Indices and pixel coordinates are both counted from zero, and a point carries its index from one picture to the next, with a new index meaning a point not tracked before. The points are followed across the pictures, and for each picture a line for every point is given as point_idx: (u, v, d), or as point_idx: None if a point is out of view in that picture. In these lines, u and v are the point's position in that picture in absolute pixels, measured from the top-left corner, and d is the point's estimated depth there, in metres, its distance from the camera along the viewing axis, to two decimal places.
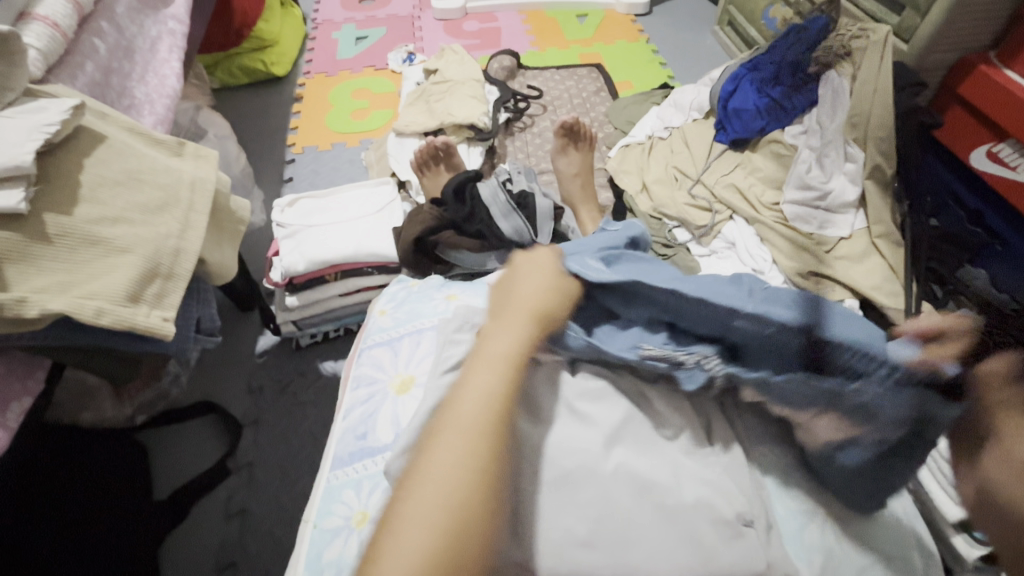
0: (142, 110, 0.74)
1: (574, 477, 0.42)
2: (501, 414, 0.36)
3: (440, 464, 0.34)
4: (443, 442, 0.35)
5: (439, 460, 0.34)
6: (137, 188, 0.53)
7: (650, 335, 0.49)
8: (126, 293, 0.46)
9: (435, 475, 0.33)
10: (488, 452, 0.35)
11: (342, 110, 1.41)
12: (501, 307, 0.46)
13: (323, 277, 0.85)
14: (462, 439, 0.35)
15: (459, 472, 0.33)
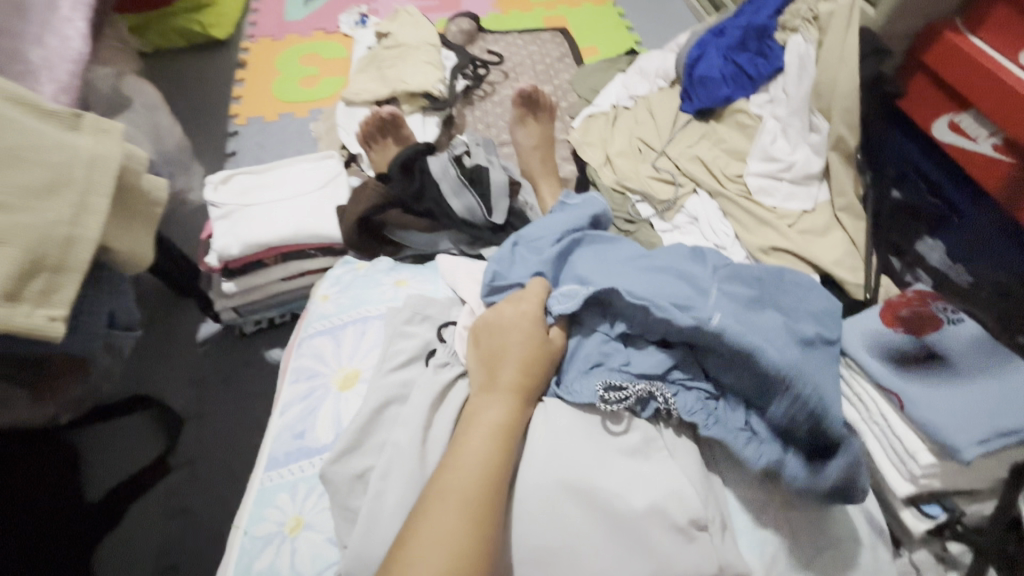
0: (40, 77, 0.66)
1: (546, 505, 0.43)
2: (497, 476, 0.40)
3: (437, 525, 0.37)
4: (439, 511, 0.38)
5: (436, 520, 0.37)
6: (20, 168, 0.47)
7: (611, 353, 0.51)
8: (1, 290, 0.41)
9: (433, 533, 0.37)
10: (479, 512, 0.38)
11: (289, 77, 1.31)
12: (490, 369, 0.48)
13: (262, 261, 0.79)
14: (455, 501, 0.38)
15: (455, 534, 0.36)
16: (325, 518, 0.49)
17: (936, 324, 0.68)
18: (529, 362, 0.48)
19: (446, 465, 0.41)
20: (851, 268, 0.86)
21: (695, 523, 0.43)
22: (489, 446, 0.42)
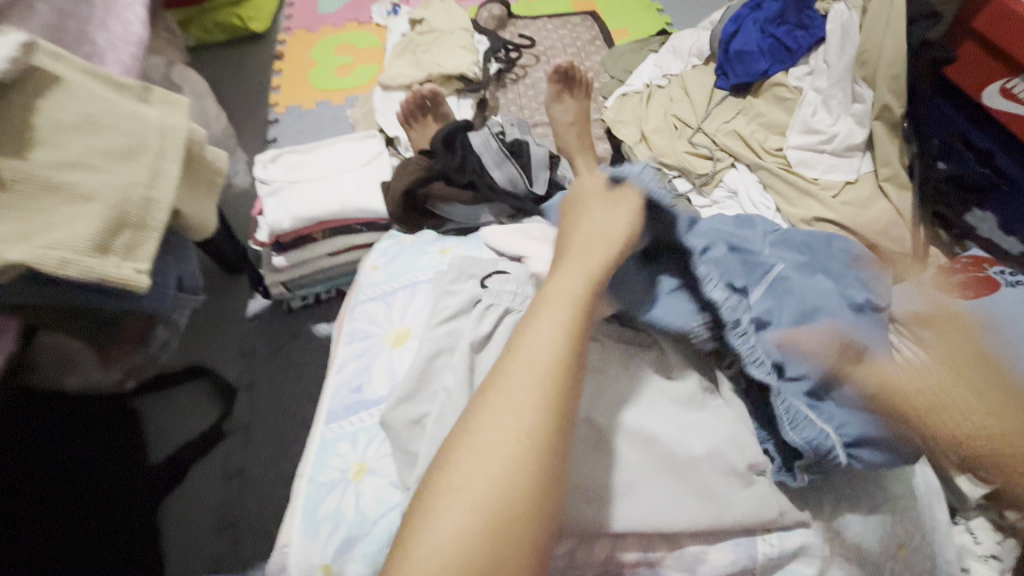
0: (106, 58, 0.69)
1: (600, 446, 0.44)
2: (565, 361, 0.37)
3: (507, 398, 0.35)
4: (499, 395, 0.36)
5: (506, 394, 0.35)
6: (98, 134, 0.49)
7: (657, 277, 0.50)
8: (93, 243, 0.43)
9: (502, 409, 0.35)
10: (550, 393, 0.36)
11: (326, 66, 1.34)
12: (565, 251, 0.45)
13: (311, 235, 0.82)
14: (525, 380, 0.36)
15: (525, 410, 0.35)
16: (385, 464, 0.51)
17: (992, 287, 0.66)
18: (600, 246, 0.44)
19: (518, 341, 0.38)
20: (898, 238, 0.85)
21: (753, 467, 0.43)
22: (561, 325, 0.38)
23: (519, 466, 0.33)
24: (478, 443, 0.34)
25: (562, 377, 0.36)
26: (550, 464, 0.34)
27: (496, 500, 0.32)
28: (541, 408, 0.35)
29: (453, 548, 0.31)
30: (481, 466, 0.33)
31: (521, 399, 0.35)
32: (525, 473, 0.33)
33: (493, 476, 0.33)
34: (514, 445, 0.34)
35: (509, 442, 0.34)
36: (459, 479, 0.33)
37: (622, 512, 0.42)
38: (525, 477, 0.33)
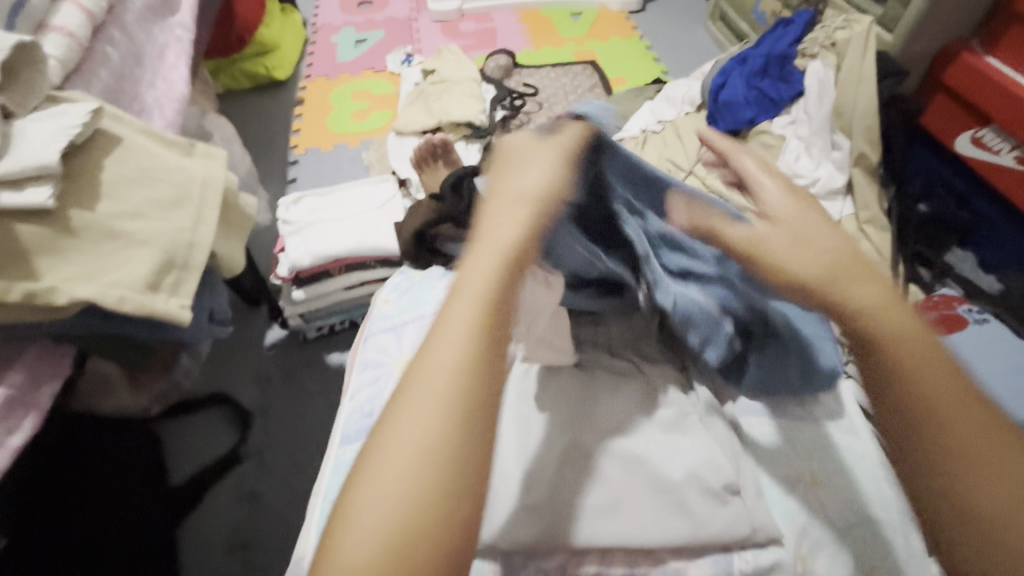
0: (153, 114, 0.78)
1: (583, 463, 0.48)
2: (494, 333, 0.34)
3: (441, 354, 0.33)
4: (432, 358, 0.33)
5: (439, 350, 0.33)
6: (152, 185, 0.56)
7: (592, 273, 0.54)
8: (146, 282, 0.50)
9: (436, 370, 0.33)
10: (483, 350, 0.34)
11: (343, 112, 1.44)
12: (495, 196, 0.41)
13: (328, 271, 0.88)
14: (459, 330, 0.34)
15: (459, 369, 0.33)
16: None
17: (961, 325, 0.71)
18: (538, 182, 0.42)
19: (453, 288, 0.36)
20: None
21: (728, 487, 0.47)
22: (497, 264, 0.36)
23: (454, 429, 0.31)
24: (409, 411, 0.32)
25: (496, 326, 0.34)
26: (483, 420, 0.32)
27: (438, 459, 0.31)
28: (468, 362, 0.33)
29: (396, 517, 0.29)
30: (412, 428, 0.31)
31: (452, 355, 0.33)
32: (467, 432, 0.32)
33: (432, 436, 0.31)
34: (443, 404, 0.32)
35: (443, 399, 0.32)
36: (394, 446, 0.31)
37: (608, 527, 0.46)
38: (463, 433, 0.32)
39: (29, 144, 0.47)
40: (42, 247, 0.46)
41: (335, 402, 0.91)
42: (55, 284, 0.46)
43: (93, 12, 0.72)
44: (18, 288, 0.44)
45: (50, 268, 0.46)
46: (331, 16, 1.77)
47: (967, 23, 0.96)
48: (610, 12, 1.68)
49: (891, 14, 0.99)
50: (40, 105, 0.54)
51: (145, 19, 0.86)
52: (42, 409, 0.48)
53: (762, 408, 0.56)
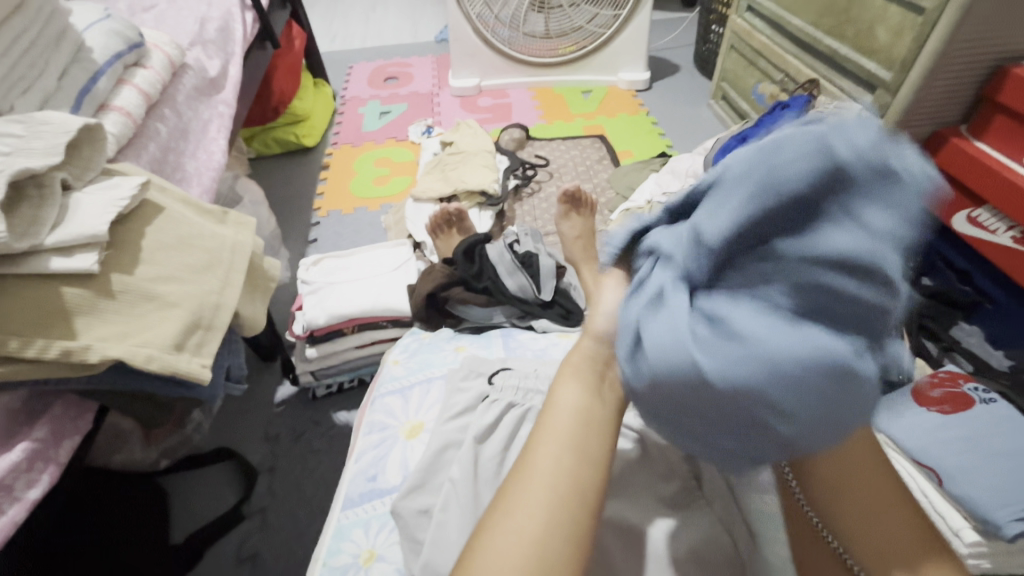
0: (191, 182, 0.84)
1: None
2: (566, 490, 0.40)
3: (537, 483, 0.40)
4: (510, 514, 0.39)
5: (534, 481, 0.40)
6: (186, 252, 0.60)
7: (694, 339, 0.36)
8: (173, 342, 0.53)
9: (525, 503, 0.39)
10: (572, 495, 0.40)
11: (365, 178, 1.53)
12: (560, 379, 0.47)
13: (341, 330, 0.91)
14: (550, 471, 0.40)
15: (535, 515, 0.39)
16: (394, 550, 0.56)
17: (968, 404, 0.70)
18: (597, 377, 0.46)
19: (547, 432, 0.43)
20: None
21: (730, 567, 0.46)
22: (581, 433, 0.43)
23: (546, 546, 0.37)
24: (507, 526, 0.38)
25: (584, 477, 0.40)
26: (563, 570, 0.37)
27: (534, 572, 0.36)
28: (563, 498, 0.39)
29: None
30: (507, 549, 0.37)
31: (545, 488, 0.39)
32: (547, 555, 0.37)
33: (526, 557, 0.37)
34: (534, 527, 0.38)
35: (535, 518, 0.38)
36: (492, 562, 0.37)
37: None
38: (556, 554, 0.37)
39: (84, 215, 0.52)
40: (83, 307, 0.50)
41: (340, 462, 0.91)
42: (91, 342, 0.49)
43: (148, 94, 0.80)
44: (55, 347, 0.47)
45: (86, 327, 0.49)
46: (359, 90, 1.91)
47: (956, 111, 1.02)
48: (618, 90, 1.80)
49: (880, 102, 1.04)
50: (96, 178, 0.59)
51: (193, 98, 0.95)
52: (60, 461, 0.50)
53: None
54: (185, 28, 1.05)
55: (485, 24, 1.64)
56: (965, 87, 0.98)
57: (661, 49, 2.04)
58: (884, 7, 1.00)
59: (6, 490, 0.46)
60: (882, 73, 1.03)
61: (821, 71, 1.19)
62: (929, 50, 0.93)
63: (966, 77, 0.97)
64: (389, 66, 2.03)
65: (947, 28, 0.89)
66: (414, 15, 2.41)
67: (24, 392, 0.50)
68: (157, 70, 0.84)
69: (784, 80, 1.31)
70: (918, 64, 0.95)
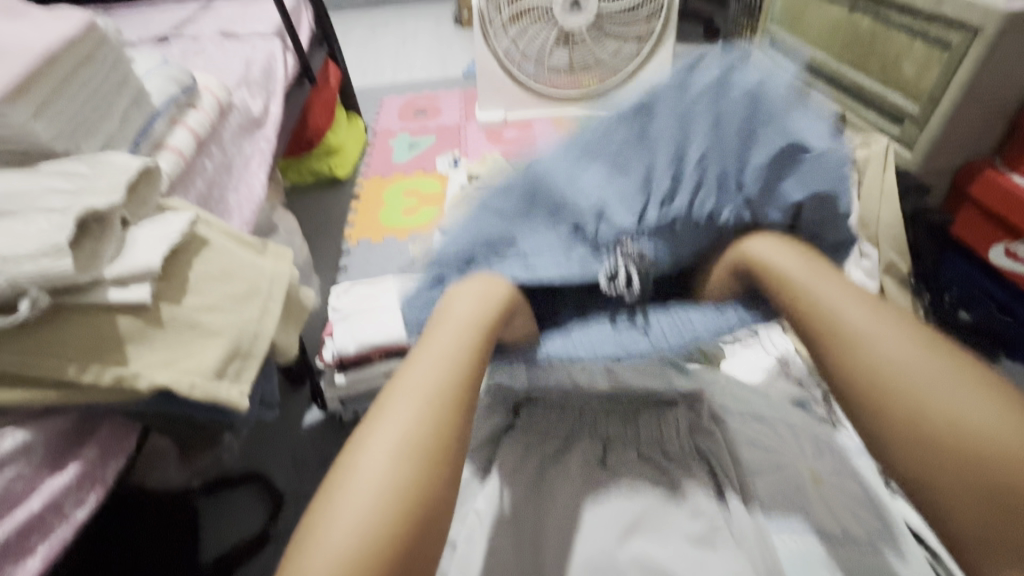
0: (233, 215, 0.89)
1: (598, 564, 0.47)
2: (430, 436, 0.37)
3: (397, 419, 0.37)
4: (375, 457, 0.35)
5: (397, 414, 0.37)
6: (228, 281, 0.63)
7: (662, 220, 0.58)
8: (214, 370, 0.56)
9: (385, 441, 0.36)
10: (445, 417, 0.38)
11: (395, 207, 1.58)
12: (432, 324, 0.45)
13: (369, 357, 0.94)
14: (408, 412, 0.37)
15: (404, 451, 0.36)
16: None
17: None
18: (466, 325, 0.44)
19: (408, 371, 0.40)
20: None
21: None
22: (452, 364, 0.41)
23: (414, 478, 0.35)
24: (371, 454, 0.35)
25: (452, 412, 0.38)
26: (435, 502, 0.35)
27: (401, 501, 0.34)
28: (427, 441, 0.36)
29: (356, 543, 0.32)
30: (366, 476, 0.34)
31: (407, 425, 0.37)
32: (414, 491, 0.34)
33: (392, 479, 0.34)
34: (399, 467, 0.35)
35: (405, 451, 0.36)
36: (352, 492, 0.34)
37: None
38: (420, 487, 0.35)
39: (139, 249, 0.56)
40: (134, 335, 0.53)
41: None
42: (140, 369, 0.52)
43: (198, 133, 0.85)
44: (109, 373, 0.50)
45: (137, 354, 0.52)
46: (389, 122, 1.99)
47: (987, 142, 1.00)
48: None
49: (908, 134, 1.03)
50: (150, 213, 0.63)
51: (238, 135, 1.01)
52: (106, 482, 0.53)
53: (798, 523, 0.52)
54: (232, 70, 1.12)
55: (511, 59, 1.69)
56: (996, 118, 0.97)
57: None
58: (910, 41, 1.01)
59: (57, 509, 0.48)
60: (910, 105, 1.02)
61: (846, 102, 1.19)
62: (958, 82, 0.92)
63: (996, 107, 0.95)
64: (418, 99, 2.11)
65: (976, 62, 0.89)
66: (442, 51, 2.52)
67: (76, 413, 0.53)
68: (206, 110, 0.90)
69: None
70: (945, 97, 0.95)
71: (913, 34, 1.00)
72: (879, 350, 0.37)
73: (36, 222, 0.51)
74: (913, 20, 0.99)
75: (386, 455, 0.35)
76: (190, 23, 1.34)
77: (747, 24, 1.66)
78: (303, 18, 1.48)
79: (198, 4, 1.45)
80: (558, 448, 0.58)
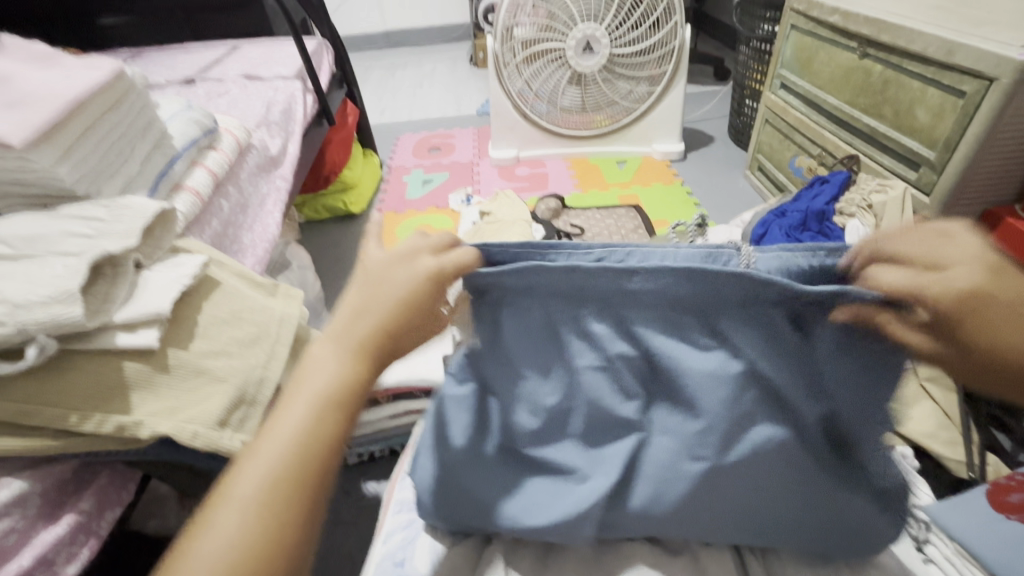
0: (246, 254, 0.90)
1: None
2: (292, 472, 0.36)
3: (287, 423, 0.37)
4: (236, 484, 0.36)
5: (287, 417, 0.38)
6: (237, 325, 0.63)
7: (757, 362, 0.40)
8: (217, 419, 0.54)
9: (271, 446, 0.37)
10: (340, 416, 0.39)
11: None
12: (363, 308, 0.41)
13: (376, 399, 0.92)
14: (277, 451, 0.37)
15: (275, 480, 0.36)
16: None
17: None
18: (381, 305, 0.41)
19: (288, 398, 0.39)
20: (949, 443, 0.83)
21: None
22: (349, 363, 0.40)
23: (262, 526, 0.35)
24: (249, 470, 0.36)
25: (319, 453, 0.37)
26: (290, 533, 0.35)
27: (254, 552, 0.34)
28: (279, 491, 0.36)
29: (231, 558, 0.34)
30: (248, 491, 0.35)
31: (271, 468, 0.36)
32: (266, 534, 0.35)
33: (278, 474, 0.36)
34: (255, 505, 0.35)
35: (261, 495, 0.35)
36: (235, 501, 0.35)
37: None
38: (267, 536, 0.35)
39: (150, 293, 0.56)
40: (139, 382, 0.52)
41: (365, 537, 0.88)
42: (143, 418, 0.51)
43: (216, 174, 0.87)
44: (110, 422, 0.49)
45: (141, 402, 0.52)
46: (404, 159, 2.03)
47: (1004, 190, 0.99)
48: (652, 160, 1.84)
49: (925, 180, 1.02)
50: (164, 255, 0.63)
51: (255, 174, 1.03)
52: (99, 534, 0.51)
53: None
54: (252, 111, 1.16)
55: (524, 98, 1.70)
56: (1015, 166, 0.96)
57: (695, 121, 2.09)
58: (923, 88, 1.01)
59: (48, 565, 0.46)
60: (925, 151, 1.02)
61: (860, 147, 1.19)
62: (974, 130, 0.92)
63: (1013, 156, 0.95)
64: (432, 137, 2.16)
65: (991, 112, 0.88)
66: (458, 90, 2.59)
67: (75, 462, 0.52)
68: (225, 151, 0.92)
69: (821, 154, 1.31)
70: (962, 144, 0.94)
71: (927, 82, 1.00)
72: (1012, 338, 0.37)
73: (51, 266, 0.52)
74: (925, 68, 0.99)
75: (234, 506, 0.35)
76: (215, 65, 1.39)
77: (758, 68, 1.69)
78: (323, 61, 1.53)
79: (224, 47, 1.51)
80: None
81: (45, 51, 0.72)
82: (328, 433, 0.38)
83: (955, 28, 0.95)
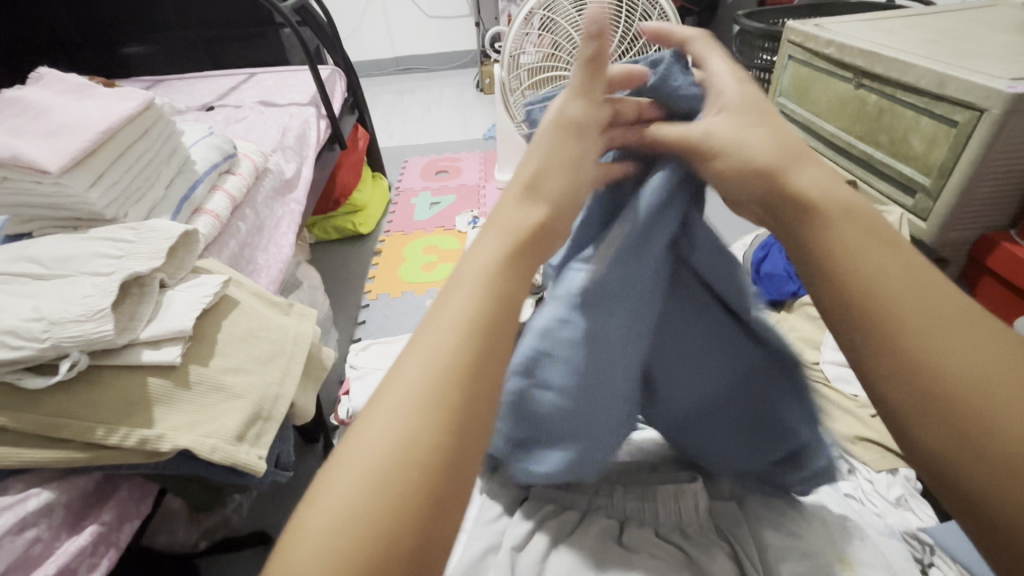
0: (261, 274, 0.93)
1: None
2: (435, 402, 0.28)
3: (430, 344, 0.30)
4: (368, 424, 0.28)
5: (430, 338, 0.30)
6: (254, 343, 0.65)
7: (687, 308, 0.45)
8: (235, 433, 0.56)
9: (405, 378, 0.29)
10: (483, 332, 0.30)
11: (414, 264, 1.62)
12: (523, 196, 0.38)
13: None
14: (411, 381, 0.29)
15: (414, 412, 0.28)
16: None
17: None
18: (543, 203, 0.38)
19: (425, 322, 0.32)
20: None
21: None
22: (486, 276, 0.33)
23: (406, 470, 0.26)
24: (378, 412, 0.28)
25: (466, 374, 0.29)
26: (448, 477, 0.27)
27: (401, 502, 0.26)
28: (419, 426, 0.27)
29: (367, 514, 0.25)
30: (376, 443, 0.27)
31: (413, 398, 0.28)
32: (408, 482, 0.26)
33: (421, 403, 0.28)
34: (395, 447, 0.27)
35: (400, 436, 0.27)
36: (355, 456, 0.27)
37: None
38: (418, 483, 0.26)
39: (174, 312, 0.58)
40: (162, 397, 0.55)
41: None
42: (164, 431, 0.53)
43: (234, 197, 0.91)
44: (134, 435, 0.51)
45: (163, 416, 0.54)
46: (412, 182, 2.08)
47: (999, 216, 1.02)
48: None
49: (922, 205, 1.05)
50: (186, 275, 0.66)
51: (271, 197, 1.06)
52: (119, 546, 0.53)
53: None
54: (268, 137, 1.20)
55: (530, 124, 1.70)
56: (1010, 193, 0.99)
57: None
58: (916, 117, 1.04)
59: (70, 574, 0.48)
60: (920, 178, 1.04)
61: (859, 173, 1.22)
62: (967, 158, 0.95)
63: (1006, 184, 0.97)
64: (440, 160, 2.22)
65: (982, 140, 0.91)
66: (465, 115, 2.66)
67: (98, 475, 0.54)
68: (243, 175, 0.96)
69: None
70: (955, 171, 0.97)
71: (920, 111, 1.03)
72: (951, 345, 0.28)
73: (82, 286, 0.54)
74: (919, 98, 1.03)
75: (368, 448, 0.27)
76: (233, 92, 1.45)
77: None
78: (336, 88, 1.59)
79: (241, 75, 1.57)
80: (571, 525, 0.55)
81: (80, 82, 0.76)
82: (475, 354, 0.30)
83: (945, 60, 0.99)
